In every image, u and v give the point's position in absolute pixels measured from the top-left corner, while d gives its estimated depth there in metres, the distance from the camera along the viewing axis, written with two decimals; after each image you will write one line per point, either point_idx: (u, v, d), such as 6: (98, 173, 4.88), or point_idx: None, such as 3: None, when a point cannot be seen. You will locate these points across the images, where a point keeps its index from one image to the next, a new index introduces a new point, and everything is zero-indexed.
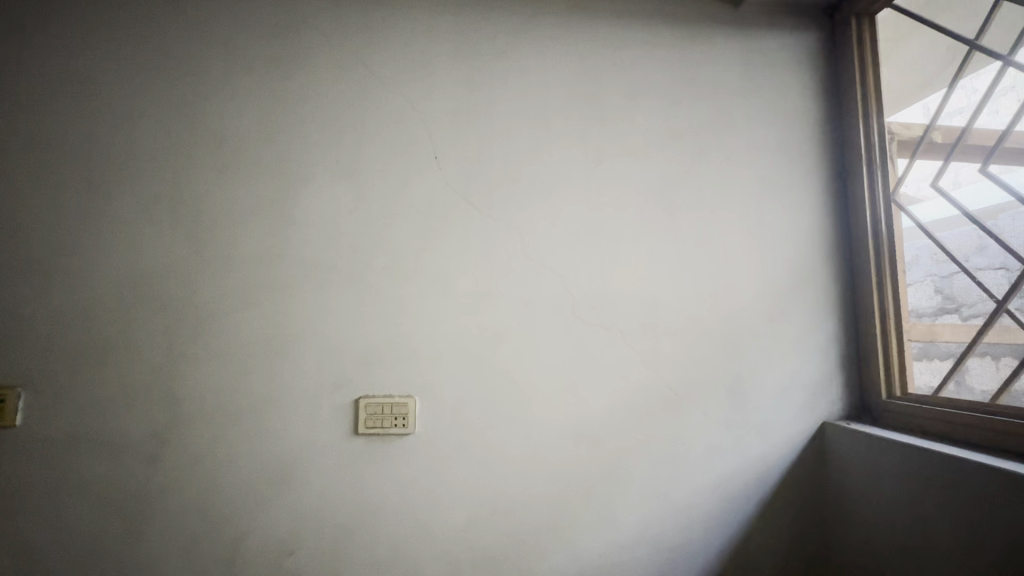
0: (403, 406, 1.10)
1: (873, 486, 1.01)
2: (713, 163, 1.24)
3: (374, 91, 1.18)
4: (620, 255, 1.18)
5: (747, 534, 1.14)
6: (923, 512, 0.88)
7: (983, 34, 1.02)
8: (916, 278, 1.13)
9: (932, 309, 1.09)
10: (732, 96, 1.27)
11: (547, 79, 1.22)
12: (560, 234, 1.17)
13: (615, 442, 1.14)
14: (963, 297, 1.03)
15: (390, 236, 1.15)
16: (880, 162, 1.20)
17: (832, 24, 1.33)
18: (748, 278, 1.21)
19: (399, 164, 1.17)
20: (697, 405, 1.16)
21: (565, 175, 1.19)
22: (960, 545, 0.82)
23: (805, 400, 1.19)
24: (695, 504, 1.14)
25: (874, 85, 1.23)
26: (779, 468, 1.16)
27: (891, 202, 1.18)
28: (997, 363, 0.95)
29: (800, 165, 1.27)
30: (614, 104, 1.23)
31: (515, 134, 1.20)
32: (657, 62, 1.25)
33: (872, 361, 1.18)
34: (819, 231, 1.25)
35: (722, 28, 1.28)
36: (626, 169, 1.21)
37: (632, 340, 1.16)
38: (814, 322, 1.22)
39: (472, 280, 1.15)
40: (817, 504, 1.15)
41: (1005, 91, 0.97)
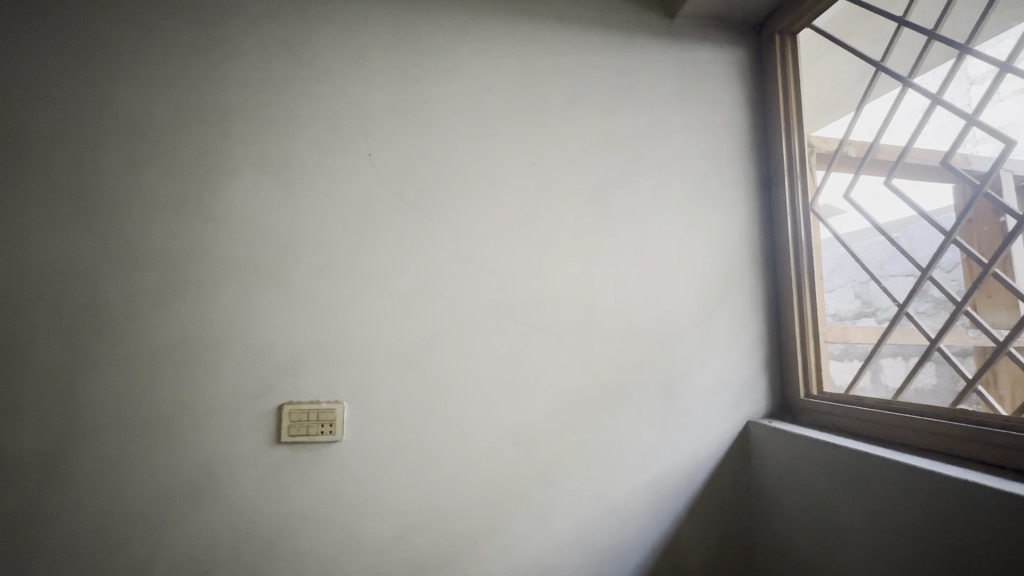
0: (331, 413, 1.05)
1: (793, 481, 1.06)
2: (648, 169, 1.27)
3: (306, 84, 1.13)
4: (558, 256, 1.18)
5: (679, 531, 1.17)
6: (836, 504, 0.94)
7: (886, 57, 1.13)
8: (838, 283, 1.23)
9: (852, 313, 1.20)
10: (667, 104, 1.30)
11: (486, 79, 1.21)
12: (498, 235, 1.16)
13: (551, 444, 1.14)
14: (878, 302, 1.13)
15: (322, 234, 1.10)
16: (801, 173, 1.27)
17: (759, 40, 1.40)
18: (681, 281, 1.25)
19: (332, 160, 1.12)
20: (631, 406, 1.18)
21: (504, 176, 1.18)
22: (865, 534, 0.88)
23: (733, 400, 1.24)
24: (630, 503, 1.16)
25: (796, 100, 1.30)
26: (708, 466, 1.20)
27: (811, 211, 1.25)
28: (906, 361, 1.05)
29: (729, 174, 1.32)
30: (554, 107, 1.23)
31: (455, 133, 1.18)
32: (596, 67, 1.27)
33: (792, 362, 1.24)
34: (747, 237, 1.30)
35: (659, 39, 1.32)
36: (565, 171, 1.22)
37: (569, 342, 1.17)
38: (741, 324, 1.27)
39: (407, 281, 1.11)
40: (743, 499, 1.20)
41: (906, 111, 1.07)
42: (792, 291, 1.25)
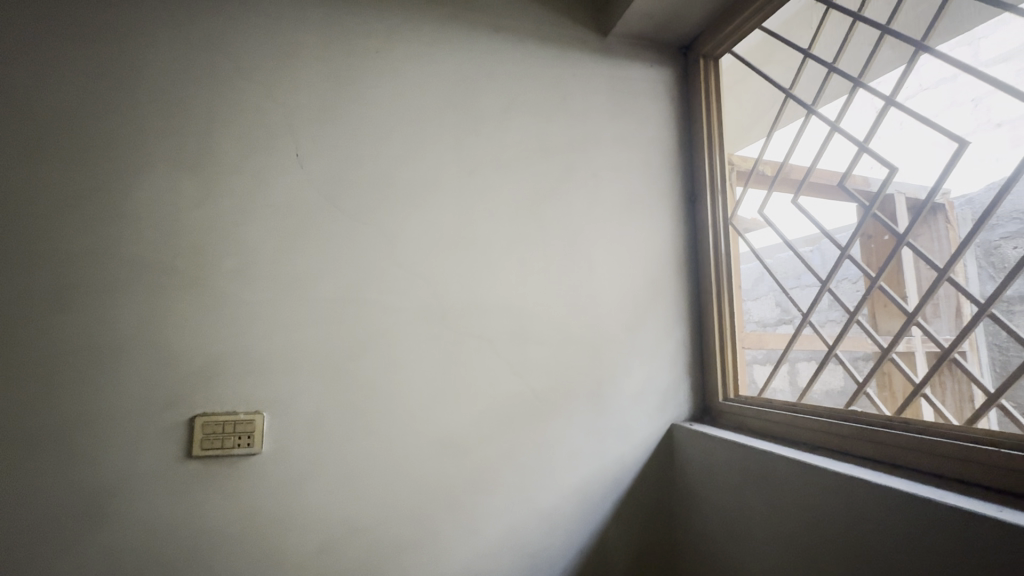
0: (249, 424, 1.00)
1: (709, 480, 1.12)
2: (581, 179, 1.30)
3: (229, 78, 1.08)
4: (491, 264, 1.19)
5: (605, 531, 1.21)
6: (745, 501, 1.00)
7: (794, 85, 1.22)
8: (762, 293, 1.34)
9: (773, 320, 1.30)
10: (599, 117, 1.35)
11: (421, 84, 1.20)
12: (430, 241, 1.16)
13: (481, 451, 1.13)
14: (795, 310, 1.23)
15: (243, 236, 1.05)
16: (720, 188, 1.35)
17: (685, 61, 1.47)
18: (610, 289, 1.29)
19: (256, 159, 1.07)
20: (561, 411, 1.20)
21: (437, 182, 1.18)
22: (768, 528, 0.93)
23: (658, 404, 1.29)
24: (559, 507, 1.17)
25: (718, 119, 1.38)
26: (634, 468, 1.25)
27: (730, 225, 1.34)
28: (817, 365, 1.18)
29: (657, 187, 1.38)
30: (490, 115, 1.24)
31: (389, 137, 1.16)
32: (531, 78, 1.29)
33: (712, 366, 1.31)
34: (673, 248, 1.37)
35: (592, 55, 1.37)
36: (499, 179, 1.23)
37: (500, 348, 1.17)
38: (667, 331, 1.32)
39: (334, 286, 1.08)
40: (666, 499, 1.25)
41: (811, 135, 1.17)
42: (712, 300, 1.32)
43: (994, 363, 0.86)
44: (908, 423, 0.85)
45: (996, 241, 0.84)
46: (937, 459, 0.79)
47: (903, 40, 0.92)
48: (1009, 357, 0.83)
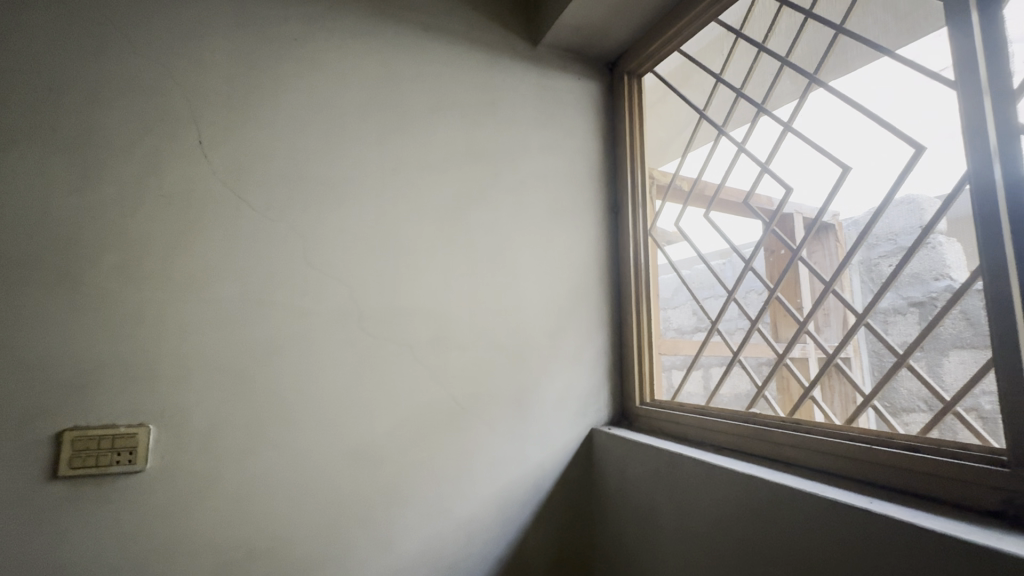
0: (131, 439, 0.89)
1: (625, 483, 1.15)
2: (508, 185, 1.30)
3: (121, 53, 0.97)
4: (413, 267, 1.16)
5: (524, 538, 1.20)
6: (656, 502, 1.04)
7: (707, 106, 1.31)
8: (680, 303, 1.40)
9: (690, 327, 1.37)
10: (528, 125, 1.36)
11: (344, 77, 1.15)
12: (348, 241, 1.10)
13: (397, 461, 1.09)
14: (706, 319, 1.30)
15: (133, 228, 0.94)
16: (641, 201, 1.41)
17: (611, 77, 1.53)
18: (535, 295, 1.29)
19: (150, 143, 0.97)
20: (482, 418, 1.19)
21: (358, 179, 1.13)
22: (676, 528, 0.97)
23: (579, 409, 1.31)
24: (478, 516, 1.16)
25: (640, 134, 1.44)
26: (554, 473, 1.26)
27: (649, 236, 1.40)
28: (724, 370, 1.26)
29: (583, 196, 1.41)
30: (416, 115, 1.22)
31: (306, 130, 1.10)
32: (460, 81, 1.28)
33: (629, 371, 1.36)
34: (596, 257, 1.40)
35: (522, 62, 1.38)
36: (424, 180, 1.20)
37: (421, 354, 1.14)
38: (588, 338, 1.35)
39: (239, 287, 1.00)
40: (585, 503, 1.28)
41: (720, 155, 1.25)
42: (631, 308, 1.37)
43: (872, 367, 0.95)
44: (798, 423, 0.92)
45: (876, 259, 0.94)
46: (821, 456, 0.86)
47: (800, 72, 1.01)
48: (884, 362, 0.93)
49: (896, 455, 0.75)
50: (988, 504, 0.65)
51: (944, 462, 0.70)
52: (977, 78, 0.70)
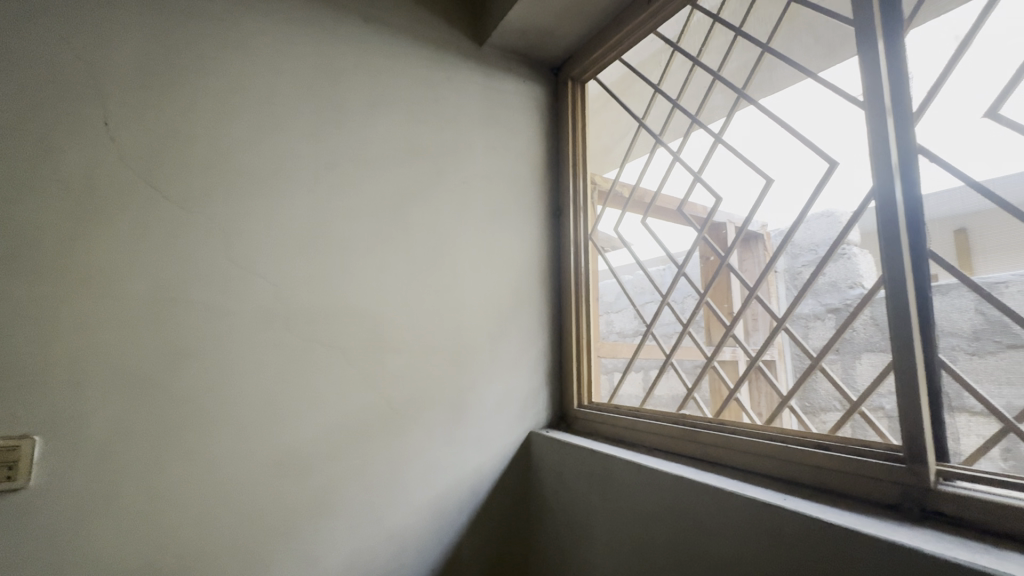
0: (13, 452, 0.79)
1: (561, 485, 1.15)
2: (449, 184, 1.28)
3: (12, 18, 0.87)
4: (347, 266, 1.11)
5: (459, 545, 1.18)
6: (590, 504, 1.04)
7: (646, 115, 1.34)
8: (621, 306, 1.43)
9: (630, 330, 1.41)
10: (472, 124, 1.34)
11: (276, 64, 1.09)
12: (277, 237, 1.04)
13: (325, 469, 1.04)
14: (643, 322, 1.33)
15: (22, 216, 0.84)
16: (582, 206, 1.43)
17: (556, 82, 1.54)
18: (475, 297, 1.27)
19: (45, 121, 0.87)
20: (417, 423, 1.15)
21: (290, 173, 1.07)
22: (608, 530, 0.98)
23: (517, 413, 1.30)
24: (411, 524, 1.12)
25: (582, 140, 1.46)
26: (491, 477, 1.24)
27: (589, 241, 1.42)
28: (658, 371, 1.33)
29: (526, 199, 1.41)
30: (354, 108, 1.17)
31: (231, 116, 1.02)
32: (402, 76, 1.25)
33: (569, 374, 1.36)
34: (538, 260, 1.40)
35: (466, 61, 1.36)
36: (361, 176, 1.15)
37: (354, 358, 1.09)
38: (529, 340, 1.35)
39: (149, 283, 0.92)
40: (522, 507, 1.27)
41: (657, 163, 1.29)
42: (570, 311, 1.38)
43: (795, 368, 1.03)
44: (722, 423, 0.96)
45: (799, 267, 1.00)
46: (743, 455, 0.89)
47: (731, 87, 1.04)
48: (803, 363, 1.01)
49: (809, 453, 0.79)
50: (886, 497, 0.70)
51: (850, 459, 0.74)
52: (882, 100, 0.75)
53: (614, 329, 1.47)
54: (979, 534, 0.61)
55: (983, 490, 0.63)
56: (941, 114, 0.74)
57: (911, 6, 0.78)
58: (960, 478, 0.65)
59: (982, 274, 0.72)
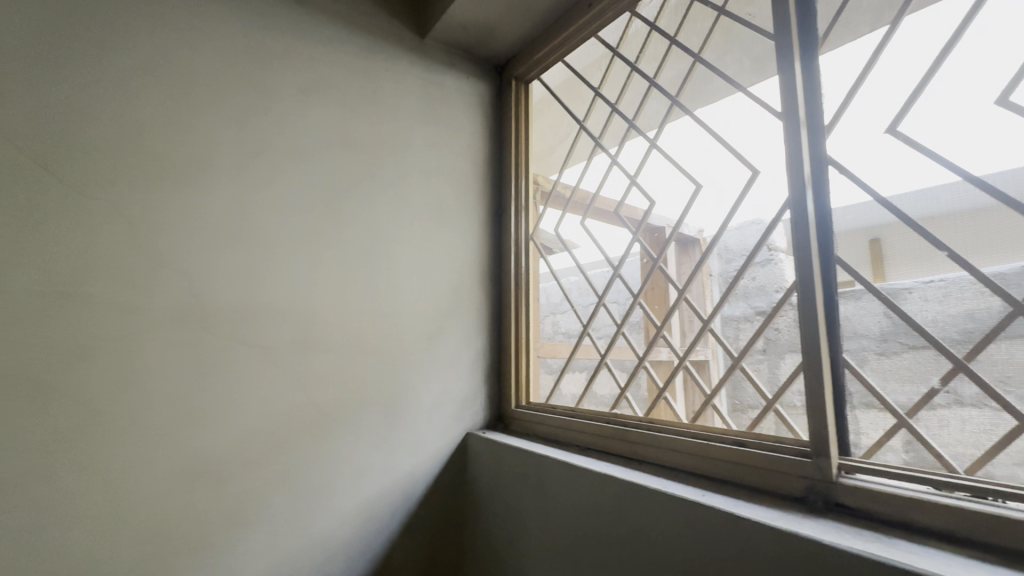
0: None
1: (495, 486, 1.14)
2: (387, 179, 1.24)
3: None
4: (273, 261, 1.05)
5: (390, 551, 1.14)
6: (523, 504, 1.04)
7: (587, 118, 1.36)
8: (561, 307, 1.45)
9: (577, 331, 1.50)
10: (413, 118, 1.31)
11: (196, 42, 1.01)
12: (194, 227, 0.97)
13: (244, 476, 0.97)
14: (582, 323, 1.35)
15: None
16: (524, 205, 1.42)
17: (500, 80, 1.53)
18: (412, 295, 1.24)
19: None
20: (348, 426, 1.11)
21: (210, 159, 1.00)
22: (539, 530, 0.98)
23: (454, 414, 1.28)
24: (338, 531, 1.07)
25: (525, 140, 1.46)
26: (425, 480, 1.21)
27: (530, 240, 1.41)
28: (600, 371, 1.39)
29: (467, 197, 1.39)
30: (283, 94, 1.11)
31: (140, 95, 0.94)
32: (338, 64, 1.20)
33: (507, 374, 1.36)
34: (478, 259, 1.39)
35: (408, 54, 1.33)
36: (290, 166, 1.09)
37: (278, 358, 1.03)
38: (467, 340, 1.33)
39: (39, 273, 0.82)
40: (457, 509, 1.25)
41: (596, 166, 1.31)
42: (510, 311, 1.37)
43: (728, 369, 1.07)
44: (652, 422, 0.98)
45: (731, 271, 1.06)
46: (669, 453, 0.92)
47: (665, 93, 1.07)
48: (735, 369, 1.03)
49: (726, 450, 0.82)
50: (794, 490, 0.73)
51: (763, 455, 0.77)
52: (798, 113, 0.79)
53: (563, 328, 1.54)
54: (872, 523, 0.65)
55: (880, 482, 0.67)
56: (850, 128, 0.79)
57: (826, 22, 0.83)
58: (860, 471, 0.69)
59: (890, 281, 0.75)
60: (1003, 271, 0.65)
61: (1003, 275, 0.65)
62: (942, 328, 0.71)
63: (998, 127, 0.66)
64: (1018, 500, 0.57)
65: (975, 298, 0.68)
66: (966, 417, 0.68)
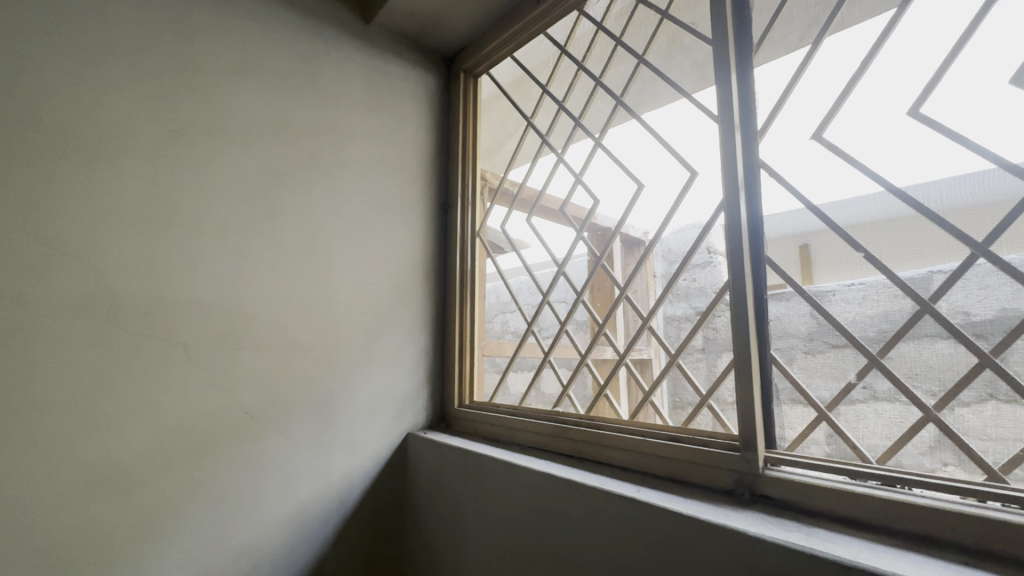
0: None
1: (435, 487, 1.11)
2: (326, 167, 1.18)
3: None
4: (195, 252, 0.97)
5: (322, 559, 1.09)
6: (463, 505, 1.01)
7: (535, 115, 1.35)
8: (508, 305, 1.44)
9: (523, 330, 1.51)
10: (355, 106, 1.25)
11: (109, 8, 0.92)
12: (102, 212, 0.87)
13: (157, 485, 0.89)
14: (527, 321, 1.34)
15: None
16: (471, 201, 1.40)
17: (449, 73, 1.50)
18: (352, 291, 1.19)
19: None
20: (277, 428, 1.04)
21: (123, 137, 0.91)
22: (477, 530, 0.96)
23: (394, 414, 1.24)
24: (265, 540, 1.00)
25: (473, 135, 1.43)
26: (361, 483, 1.16)
27: (475, 236, 1.39)
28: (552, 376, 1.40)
29: (412, 190, 1.35)
30: (210, 72, 1.02)
31: (39, 62, 0.84)
32: (273, 45, 1.13)
33: (450, 373, 1.33)
34: (422, 254, 1.35)
35: (351, 39, 1.27)
36: (217, 150, 1.02)
37: (200, 356, 0.96)
38: (410, 338, 1.29)
39: None
40: (396, 512, 1.21)
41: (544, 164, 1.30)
42: (455, 308, 1.34)
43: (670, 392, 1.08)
44: (593, 420, 0.98)
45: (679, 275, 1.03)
46: (608, 450, 0.92)
47: (609, 92, 1.08)
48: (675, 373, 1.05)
49: (662, 445, 0.84)
50: (724, 483, 0.75)
51: (696, 450, 0.79)
52: (732, 115, 0.81)
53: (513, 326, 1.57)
54: (793, 513, 0.67)
55: (802, 473, 0.70)
56: (781, 133, 0.82)
57: (760, 32, 0.86)
58: (784, 463, 0.72)
59: (818, 284, 0.78)
60: (914, 275, 0.69)
61: (914, 278, 0.69)
62: (861, 328, 0.74)
63: (913, 137, 0.69)
64: (921, 487, 0.61)
65: (890, 300, 0.71)
66: (880, 410, 0.71)
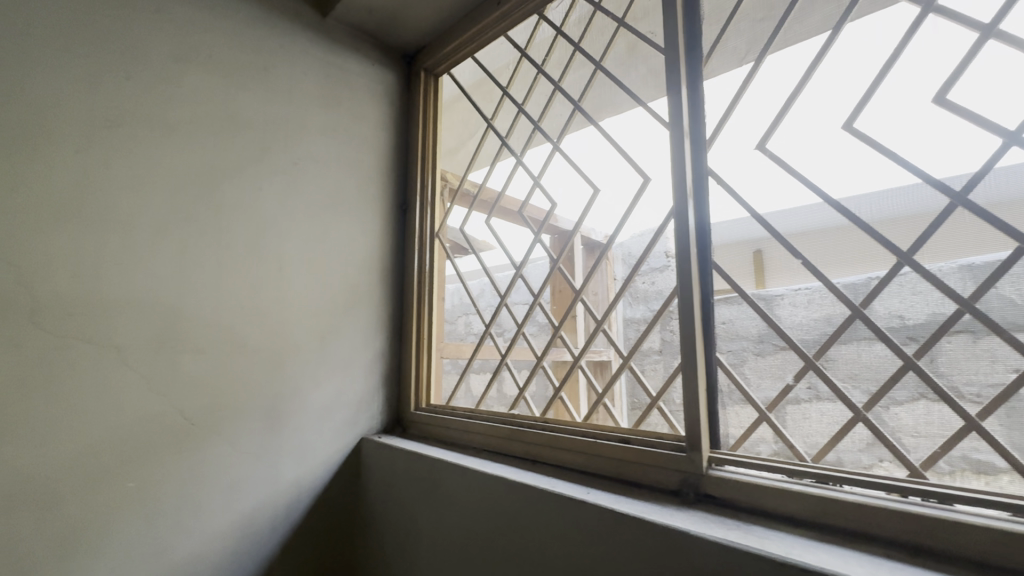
0: None
1: (388, 493, 1.09)
2: (277, 163, 1.14)
3: None
4: (132, 248, 0.92)
5: (268, 569, 1.04)
6: (416, 510, 1.00)
7: (495, 117, 1.34)
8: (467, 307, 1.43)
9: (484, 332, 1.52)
10: (309, 101, 1.22)
11: None
12: (26, 204, 0.81)
13: (85, 496, 0.84)
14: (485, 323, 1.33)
15: None
16: (429, 201, 1.38)
17: (409, 71, 1.48)
18: (303, 291, 1.15)
19: None
20: (221, 434, 1.00)
21: (53, 125, 0.85)
22: (431, 536, 0.95)
23: (347, 418, 1.20)
24: (207, 552, 0.96)
25: (432, 134, 1.42)
26: (312, 490, 1.13)
27: (434, 237, 1.37)
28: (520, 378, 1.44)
29: (370, 189, 1.32)
30: (151, 60, 0.97)
31: None
32: (223, 34, 1.08)
33: (407, 375, 1.30)
34: (379, 254, 1.32)
35: (307, 32, 1.24)
36: (159, 142, 0.97)
37: (136, 359, 0.91)
38: (365, 340, 1.26)
39: None
40: (349, 519, 1.17)
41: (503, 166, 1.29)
42: (412, 310, 1.32)
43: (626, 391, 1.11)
44: (547, 422, 0.98)
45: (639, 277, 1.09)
46: (561, 452, 0.92)
47: (565, 95, 1.06)
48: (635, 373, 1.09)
49: (612, 447, 0.85)
50: (670, 484, 0.77)
51: (644, 452, 0.80)
52: (681, 121, 0.82)
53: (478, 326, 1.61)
54: (735, 512, 0.69)
55: (743, 473, 0.72)
56: (730, 144, 0.86)
57: (710, 44, 0.89)
58: (728, 463, 0.74)
59: (768, 289, 0.82)
60: (853, 281, 0.73)
61: (853, 284, 0.73)
62: (804, 331, 0.78)
63: (849, 150, 0.73)
64: (851, 483, 0.64)
65: (830, 305, 0.75)
66: (822, 409, 0.75)
